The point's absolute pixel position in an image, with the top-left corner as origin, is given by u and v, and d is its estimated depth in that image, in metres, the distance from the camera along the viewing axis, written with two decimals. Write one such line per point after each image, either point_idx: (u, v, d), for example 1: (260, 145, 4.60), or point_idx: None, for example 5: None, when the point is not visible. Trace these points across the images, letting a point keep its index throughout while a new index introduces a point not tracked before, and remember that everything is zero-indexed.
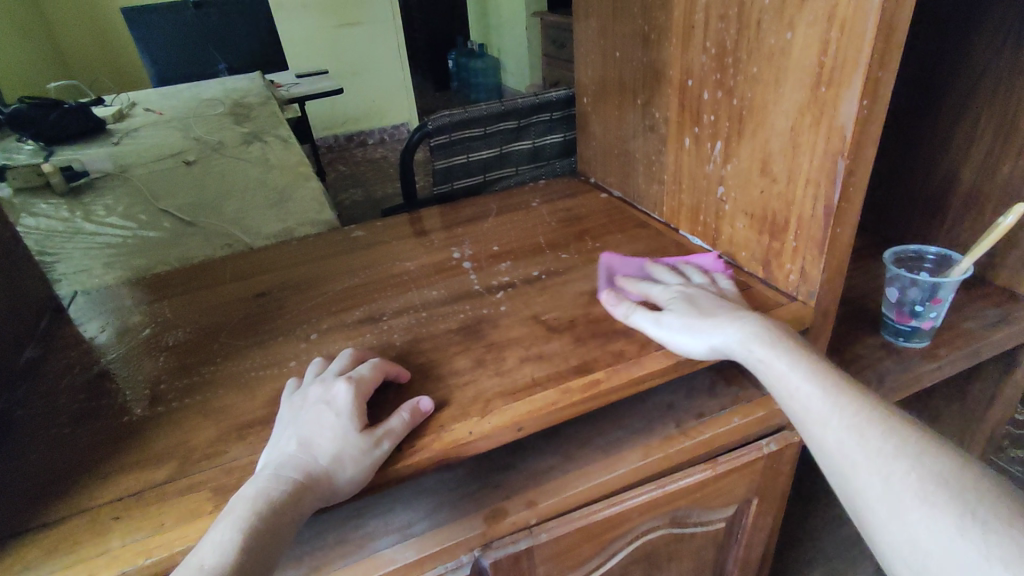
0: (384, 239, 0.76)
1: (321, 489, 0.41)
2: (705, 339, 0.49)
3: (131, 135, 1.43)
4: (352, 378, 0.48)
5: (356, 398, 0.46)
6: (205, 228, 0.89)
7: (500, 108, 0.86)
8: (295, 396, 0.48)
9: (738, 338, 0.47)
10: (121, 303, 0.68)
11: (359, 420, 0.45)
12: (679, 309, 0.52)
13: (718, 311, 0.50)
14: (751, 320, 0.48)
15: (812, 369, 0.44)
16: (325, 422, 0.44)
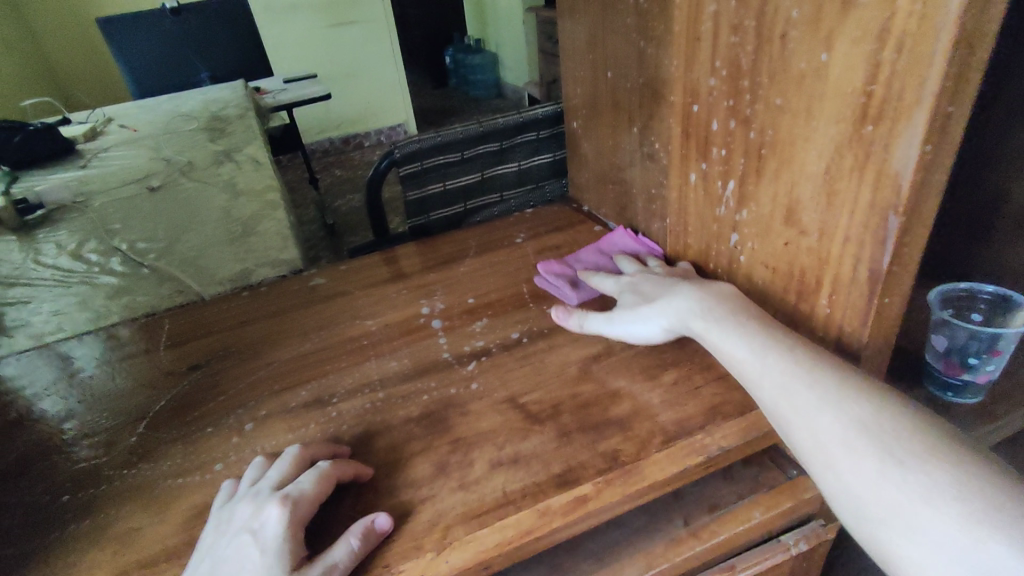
0: (347, 288, 0.66)
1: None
2: (655, 322, 0.50)
3: (101, 155, 1.35)
4: (290, 493, 0.38)
5: (291, 525, 0.36)
6: (158, 272, 0.81)
7: (478, 129, 0.76)
8: (222, 516, 0.38)
9: (693, 309, 0.48)
10: (44, 373, 0.60)
11: (295, 555, 0.35)
12: (632, 300, 0.53)
13: (663, 289, 0.52)
14: (696, 292, 0.49)
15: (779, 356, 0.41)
16: (248, 561, 0.35)
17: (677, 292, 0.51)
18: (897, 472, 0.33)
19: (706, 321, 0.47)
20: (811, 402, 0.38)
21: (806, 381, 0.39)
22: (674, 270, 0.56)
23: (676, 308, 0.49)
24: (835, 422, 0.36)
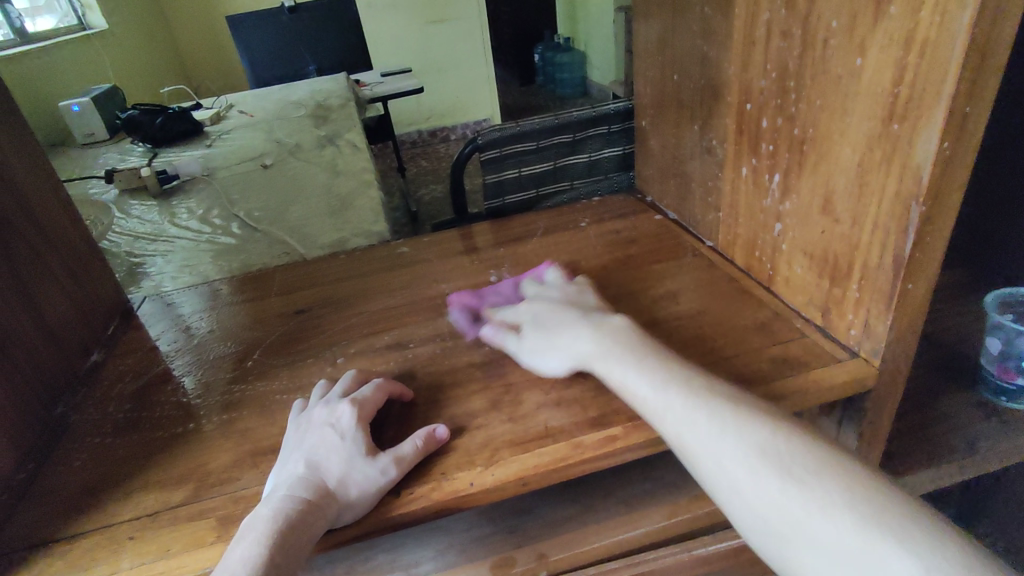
0: (426, 257, 0.75)
1: (330, 509, 0.40)
2: (556, 358, 0.50)
3: (224, 137, 1.53)
4: (352, 398, 0.47)
5: (359, 420, 0.46)
6: (269, 236, 0.94)
7: (554, 121, 0.83)
8: (301, 418, 0.48)
9: (591, 349, 0.48)
10: (180, 310, 0.73)
11: (366, 440, 0.44)
12: (535, 334, 0.53)
13: (563, 324, 0.52)
14: (593, 331, 0.50)
15: (716, 414, 0.41)
16: (329, 443, 0.44)
17: (575, 325, 0.51)
18: (854, 526, 0.34)
19: (596, 356, 0.48)
20: (757, 464, 0.38)
21: (746, 444, 0.39)
22: (572, 291, 0.58)
23: (617, 378, 0.46)
24: (785, 483, 0.37)
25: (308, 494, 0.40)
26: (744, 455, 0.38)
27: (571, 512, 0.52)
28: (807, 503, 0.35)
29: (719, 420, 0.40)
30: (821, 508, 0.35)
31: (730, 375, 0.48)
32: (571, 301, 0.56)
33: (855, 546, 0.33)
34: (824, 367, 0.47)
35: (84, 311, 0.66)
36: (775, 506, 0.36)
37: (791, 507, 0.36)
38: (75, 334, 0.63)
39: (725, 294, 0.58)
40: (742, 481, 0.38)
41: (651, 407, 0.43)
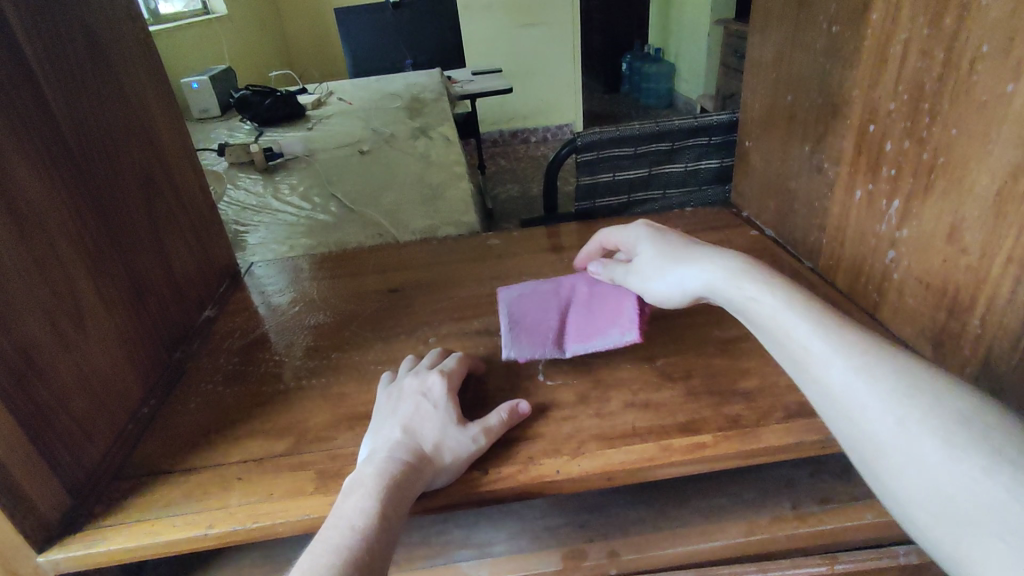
0: (515, 250, 0.77)
1: (426, 472, 0.42)
2: (678, 281, 0.49)
3: (324, 122, 1.61)
4: (440, 371, 0.50)
5: (448, 392, 0.48)
6: (364, 217, 0.99)
7: (654, 128, 0.83)
8: (391, 388, 0.50)
9: (721, 272, 0.47)
10: (283, 278, 0.78)
11: (456, 410, 0.47)
12: (655, 262, 0.52)
13: (681, 254, 0.51)
14: (723, 258, 0.48)
15: (790, 296, 0.43)
16: (421, 411, 0.46)
17: (695, 257, 0.50)
18: (907, 397, 0.35)
19: (726, 275, 0.46)
20: (852, 371, 0.37)
21: (797, 309, 0.42)
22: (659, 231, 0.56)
23: (723, 284, 0.46)
24: (888, 393, 0.36)
25: (407, 457, 0.42)
26: (814, 331, 0.40)
27: (644, 515, 0.52)
28: (870, 377, 0.37)
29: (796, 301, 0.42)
30: (872, 377, 0.37)
31: None
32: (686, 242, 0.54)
33: (909, 416, 0.35)
34: None
35: (202, 269, 0.71)
36: (836, 373, 0.38)
37: (853, 374, 0.38)
38: (194, 289, 0.69)
39: None
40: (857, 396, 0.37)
41: (745, 284, 0.45)
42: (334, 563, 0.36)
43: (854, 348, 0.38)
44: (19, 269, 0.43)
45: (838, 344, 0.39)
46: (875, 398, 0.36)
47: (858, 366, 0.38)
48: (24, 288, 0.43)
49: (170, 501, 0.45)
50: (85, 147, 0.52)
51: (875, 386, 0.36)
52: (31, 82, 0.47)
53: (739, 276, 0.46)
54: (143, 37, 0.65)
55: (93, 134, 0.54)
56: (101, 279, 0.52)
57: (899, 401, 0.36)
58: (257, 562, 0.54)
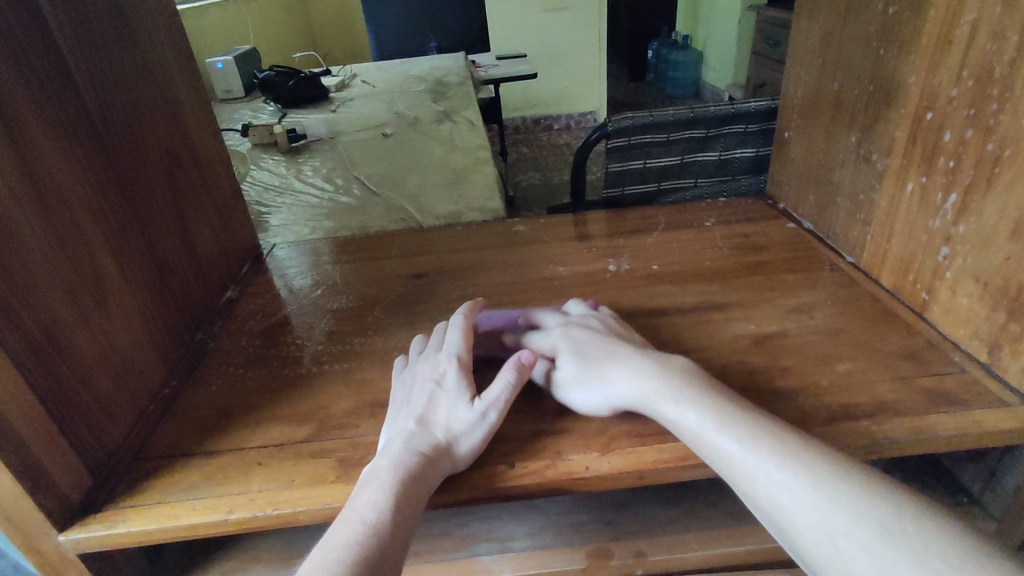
0: (541, 238, 0.75)
1: (442, 463, 0.41)
2: (602, 395, 0.44)
3: (347, 104, 1.60)
4: (453, 353, 0.48)
5: (463, 376, 0.46)
6: (387, 201, 0.97)
7: (688, 115, 0.80)
8: (405, 375, 0.49)
9: (648, 386, 0.42)
10: (305, 261, 0.77)
11: (472, 394, 0.45)
12: (577, 365, 0.46)
13: (615, 356, 0.46)
14: (651, 367, 0.44)
15: (750, 434, 0.38)
16: (436, 398, 0.45)
17: (629, 359, 0.45)
18: (836, 506, 0.33)
19: (653, 395, 0.42)
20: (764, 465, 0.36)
21: (710, 409, 0.40)
22: (609, 318, 0.52)
23: (677, 415, 0.40)
24: (804, 485, 0.35)
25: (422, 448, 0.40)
26: (789, 486, 0.35)
27: (672, 515, 0.51)
28: (870, 546, 0.32)
29: (758, 440, 0.37)
30: (853, 520, 0.33)
31: (874, 399, 0.44)
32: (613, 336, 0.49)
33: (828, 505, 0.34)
34: (989, 407, 0.42)
35: (225, 249, 0.71)
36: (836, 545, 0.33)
37: (852, 543, 0.32)
38: (216, 269, 0.68)
39: (868, 314, 0.54)
40: (777, 492, 0.35)
41: (710, 431, 0.39)
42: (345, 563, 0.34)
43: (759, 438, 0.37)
44: (40, 242, 0.42)
45: (818, 496, 0.34)
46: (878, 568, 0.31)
47: (849, 527, 0.32)
48: (44, 262, 0.42)
49: (189, 485, 0.44)
50: (108, 119, 0.51)
51: (875, 553, 0.31)
52: (56, 50, 0.46)
53: (661, 384, 0.42)
54: (169, 10, 0.64)
55: (116, 107, 0.53)
56: (123, 255, 0.51)
57: (833, 509, 0.33)
58: (275, 548, 0.54)
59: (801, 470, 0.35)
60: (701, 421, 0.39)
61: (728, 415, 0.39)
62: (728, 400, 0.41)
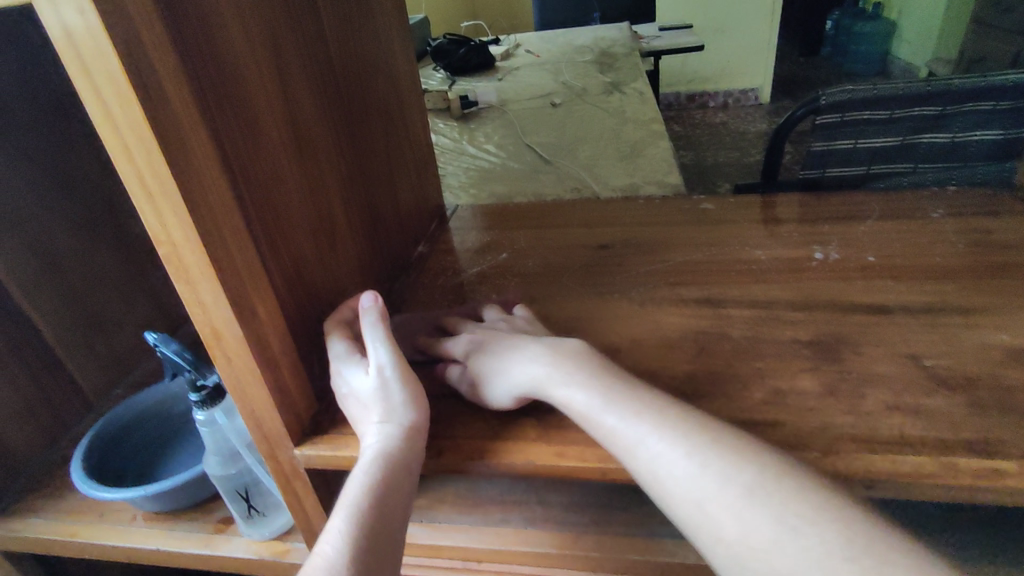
0: (729, 219, 0.70)
1: (394, 503, 0.40)
2: (504, 385, 0.45)
3: (514, 73, 1.62)
4: (388, 377, 0.43)
5: (386, 389, 0.43)
6: (560, 170, 0.97)
7: (922, 87, 0.73)
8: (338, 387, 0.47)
9: (540, 371, 0.43)
10: (485, 224, 0.79)
11: (414, 415, 0.43)
12: (482, 357, 0.47)
13: (513, 348, 0.46)
14: (547, 350, 0.44)
15: (616, 397, 0.40)
16: (371, 415, 0.43)
17: (521, 349, 0.45)
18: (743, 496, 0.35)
19: (555, 381, 0.42)
20: (664, 456, 0.37)
21: (612, 404, 0.40)
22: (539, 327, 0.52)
23: (569, 398, 0.41)
24: (689, 468, 0.36)
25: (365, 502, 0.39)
26: (643, 440, 0.38)
27: None
28: (734, 508, 0.35)
29: (613, 404, 0.40)
30: (739, 502, 0.35)
31: None
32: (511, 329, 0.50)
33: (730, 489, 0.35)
34: None
35: (419, 205, 0.74)
36: (698, 501, 0.36)
37: (721, 506, 0.35)
38: (411, 224, 0.72)
39: None
40: (672, 475, 0.37)
41: (601, 414, 0.40)
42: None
43: (647, 423, 0.38)
44: (295, 184, 0.46)
45: (688, 462, 0.37)
46: (742, 526, 0.34)
47: (718, 492, 0.35)
48: (298, 202, 0.47)
49: None
50: (348, 75, 0.55)
51: (781, 534, 0.33)
52: (313, 7, 0.50)
53: (561, 370, 0.42)
54: None
55: (353, 63, 0.57)
56: (349, 203, 0.55)
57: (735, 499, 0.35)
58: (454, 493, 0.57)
59: (701, 465, 0.36)
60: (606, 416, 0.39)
61: (622, 403, 0.40)
62: (623, 387, 0.41)
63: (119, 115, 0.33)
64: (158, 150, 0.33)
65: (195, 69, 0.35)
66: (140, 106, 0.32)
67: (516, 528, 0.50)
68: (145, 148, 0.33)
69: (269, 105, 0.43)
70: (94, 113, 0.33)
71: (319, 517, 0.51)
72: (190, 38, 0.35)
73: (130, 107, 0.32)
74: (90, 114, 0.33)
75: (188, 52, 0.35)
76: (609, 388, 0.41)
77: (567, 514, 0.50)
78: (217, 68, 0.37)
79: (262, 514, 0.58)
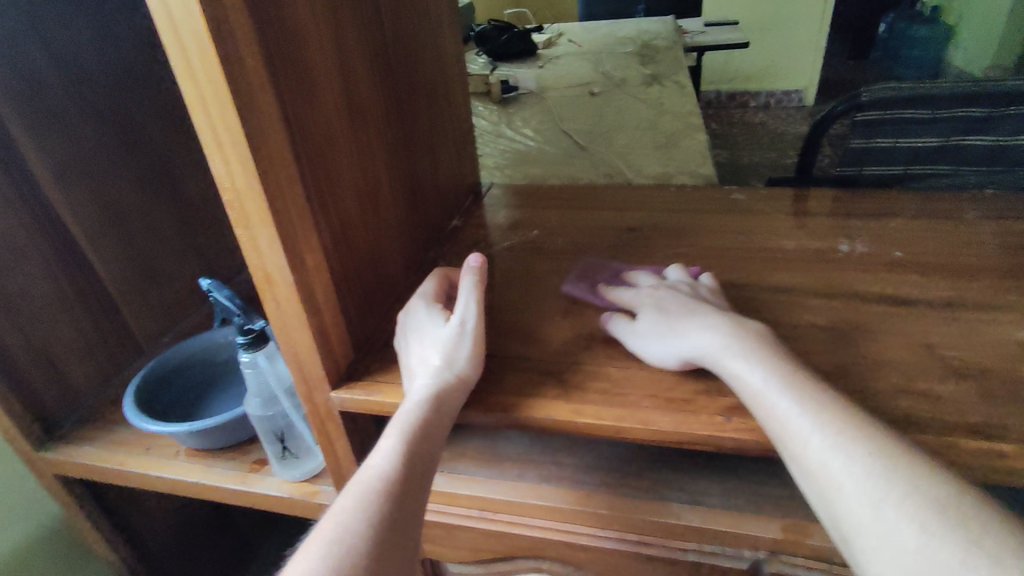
0: (759, 209, 0.71)
1: (436, 439, 0.43)
2: (675, 347, 0.46)
3: (555, 61, 1.63)
4: (467, 330, 0.48)
5: (462, 337, 0.48)
6: (595, 156, 0.99)
7: (971, 88, 0.76)
8: (403, 330, 0.51)
9: (710, 342, 0.44)
10: (519, 202, 0.81)
11: (469, 368, 0.47)
12: (656, 318, 0.48)
13: (690, 312, 0.47)
14: (723, 321, 0.45)
15: (787, 379, 0.40)
16: (431, 356, 0.47)
17: (698, 315, 0.46)
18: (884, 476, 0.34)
19: (723, 350, 0.43)
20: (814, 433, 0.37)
21: (778, 382, 0.39)
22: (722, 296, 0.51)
23: (744, 371, 0.41)
24: (824, 431, 0.37)
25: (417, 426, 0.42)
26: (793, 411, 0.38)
27: None
28: (883, 496, 0.34)
29: (793, 387, 0.39)
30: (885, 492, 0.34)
31: None
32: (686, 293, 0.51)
33: (875, 476, 0.34)
34: None
35: (456, 180, 0.77)
36: (837, 486, 0.35)
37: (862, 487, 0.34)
38: (449, 197, 0.75)
39: None
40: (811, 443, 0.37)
41: (763, 388, 0.40)
42: (334, 553, 0.35)
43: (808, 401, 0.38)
44: (346, 146, 0.49)
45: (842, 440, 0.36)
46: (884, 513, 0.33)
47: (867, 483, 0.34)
48: (349, 164, 0.50)
49: None
50: (400, 49, 0.58)
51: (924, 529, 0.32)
52: None
53: (731, 342, 0.43)
54: None
55: (406, 38, 0.60)
56: (394, 170, 0.58)
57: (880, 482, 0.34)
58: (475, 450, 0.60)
59: (857, 448, 0.35)
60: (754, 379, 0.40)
61: (791, 382, 0.39)
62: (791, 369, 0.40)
63: (199, 70, 0.36)
64: (230, 102, 0.37)
65: (264, 28, 0.39)
66: (216, 61, 0.35)
67: (532, 483, 0.53)
68: (219, 99, 0.37)
69: (327, 69, 0.46)
70: (177, 67, 0.37)
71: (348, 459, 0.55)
72: (263, 2, 0.38)
73: (209, 60, 0.35)
74: (172, 68, 0.37)
75: (259, 14, 0.38)
76: (776, 366, 0.41)
77: (582, 474, 0.53)
78: (283, 30, 0.40)
79: (296, 455, 0.62)
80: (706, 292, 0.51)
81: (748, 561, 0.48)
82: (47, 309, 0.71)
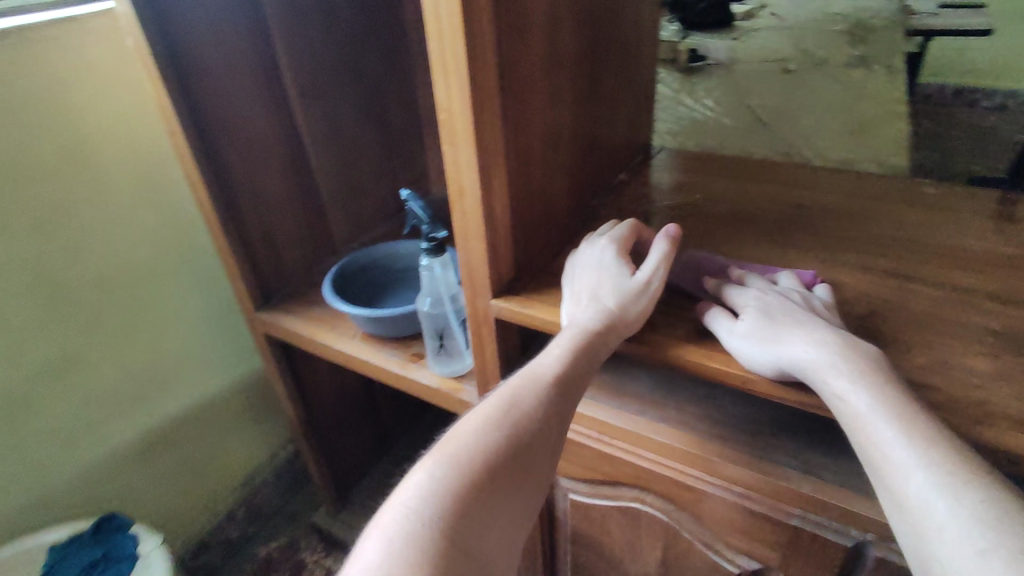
0: (949, 206, 0.66)
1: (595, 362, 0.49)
2: (775, 354, 0.44)
3: None
4: (650, 288, 0.52)
5: (644, 291, 0.52)
6: (775, 133, 0.96)
7: None
8: (587, 260, 0.57)
9: (818, 357, 0.42)
10: (687, 167, 0.83)
11: (641, 314, 0.51)
12: (758, 321, 0.46)
13: (798, 323, 0.45)
14: (834, 341, 0.43)
15: (893, 407, 0.39)
16: (610, 293, 0.52)
17: (805, 327, 0.44)
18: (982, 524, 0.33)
19: (828, 367, 0.42)
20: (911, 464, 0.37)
21: (884, 409, 0.39)
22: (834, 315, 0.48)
23: (847, 393, 0.40)
24: (925, 469, 0.36)
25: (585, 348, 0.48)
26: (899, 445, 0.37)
27: None
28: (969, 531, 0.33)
29: (900, 420, 0.38)
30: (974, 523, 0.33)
31: None
32: (795, 301, 0.48)
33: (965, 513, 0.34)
34: None
35: (630, 137, 0.81)
36: (934, 527, 0.35)
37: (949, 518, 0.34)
38: (621, 152, 0.79)
39: None
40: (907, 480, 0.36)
41: (865, 412, 0.39)
42: (502, 419, 0.44)
43: (910, 428, 0.38)
44: (542, 89, 0.56)
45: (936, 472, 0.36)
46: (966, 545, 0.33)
47: (955, 517, 0.34)
48: (542, 105, 0.56)
49: None
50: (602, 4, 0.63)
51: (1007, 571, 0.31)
52: None
53: (840, 361, 0.42)
54: None
55: None
56: (578, 117, 0.64)
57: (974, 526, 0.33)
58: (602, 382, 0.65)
59: (953, 481, 0.35)
60: (859, 405, 0.40)
61: (896, 410, 0.39)
62: (900, 395, 0.40)
63: (444, 9, 0.44)
64: (462, 37, 0.45)
65: None
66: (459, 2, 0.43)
67: (650, 419, 0.58)
68: (454, 35, 0.45)
69: (540, 17, 0.52)
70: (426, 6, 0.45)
71: (492, 362, 0.63)
72: None
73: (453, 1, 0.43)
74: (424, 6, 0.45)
75: None
76: (884, 391, 0.40)
77: (699, 423, 0.57)
78: None
79: (449, 355, 0.73)
80: (820, 306, 0.48)
81: (854, 540, 0.48)
82: (278, 200, 0.88)
